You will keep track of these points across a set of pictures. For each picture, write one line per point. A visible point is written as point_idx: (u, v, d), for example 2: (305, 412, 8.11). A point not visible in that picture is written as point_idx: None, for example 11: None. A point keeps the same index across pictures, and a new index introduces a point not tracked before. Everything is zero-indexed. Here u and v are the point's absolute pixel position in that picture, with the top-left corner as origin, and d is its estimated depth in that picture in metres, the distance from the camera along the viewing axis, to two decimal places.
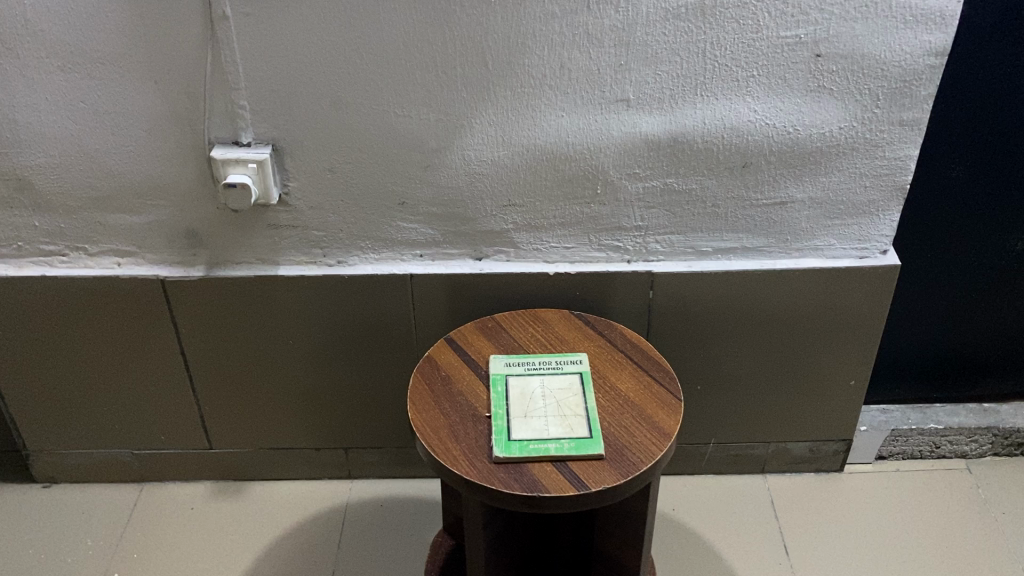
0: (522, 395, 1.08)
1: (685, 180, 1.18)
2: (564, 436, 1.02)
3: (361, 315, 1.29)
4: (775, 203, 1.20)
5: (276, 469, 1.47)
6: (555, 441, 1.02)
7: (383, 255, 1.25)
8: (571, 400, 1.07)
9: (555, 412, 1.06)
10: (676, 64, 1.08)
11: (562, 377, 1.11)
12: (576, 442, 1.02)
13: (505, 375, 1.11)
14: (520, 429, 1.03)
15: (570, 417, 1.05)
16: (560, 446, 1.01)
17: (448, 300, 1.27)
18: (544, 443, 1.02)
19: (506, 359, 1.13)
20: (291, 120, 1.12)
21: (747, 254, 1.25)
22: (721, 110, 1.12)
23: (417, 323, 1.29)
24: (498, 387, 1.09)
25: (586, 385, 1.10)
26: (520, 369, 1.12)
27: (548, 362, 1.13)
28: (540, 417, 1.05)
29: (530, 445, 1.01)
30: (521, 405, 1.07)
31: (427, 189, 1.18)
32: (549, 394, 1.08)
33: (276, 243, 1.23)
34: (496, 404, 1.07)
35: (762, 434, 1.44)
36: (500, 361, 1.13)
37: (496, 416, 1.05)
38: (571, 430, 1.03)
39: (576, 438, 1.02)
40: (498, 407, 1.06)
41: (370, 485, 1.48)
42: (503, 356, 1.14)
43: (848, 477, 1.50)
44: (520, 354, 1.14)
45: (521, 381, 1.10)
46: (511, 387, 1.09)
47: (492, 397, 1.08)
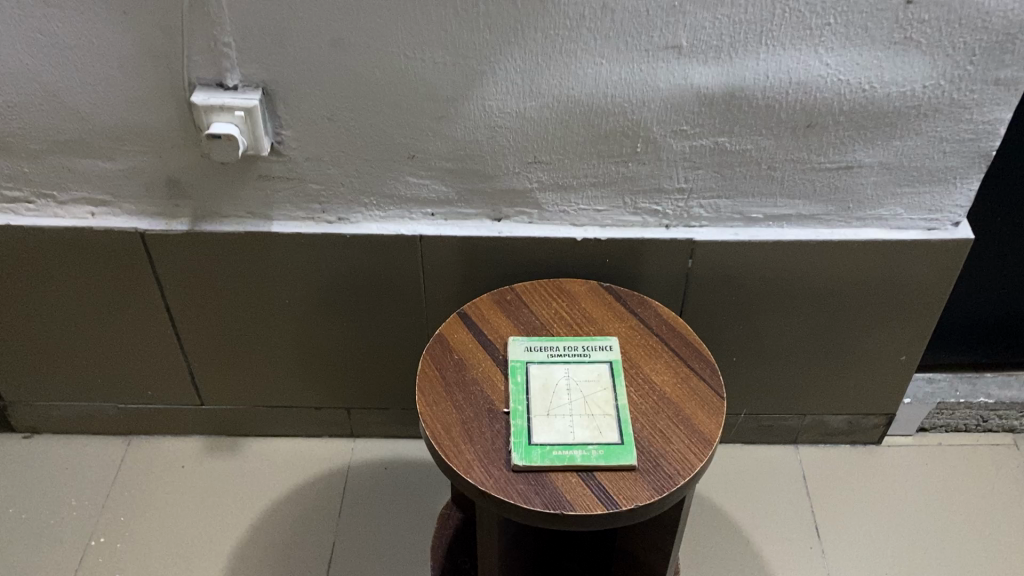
0: (544, 389, 0.96)
1: (739, 139, 1.02)
2: (592, 442, 0.91)
3: (365, 275, 1.16)
4: (840, 166, 1.05)
5: (273, 427, 1.37)
6: (582, 447, 0.91)
7: (390, 214, 1.11)
8: (600, 397, 0.96)
9: (582, 411, 0.94)
10: (739, 8, 0.91)
11: (590, 367, 0.99)
12: (605, 449, 0.90)
13: (526, 362, 0.99)
14: (542, 430, 0.92)
15: (598, 418, 0.93)
16: (587, 454, 0.90)
17: (462, 264, 1.13)
18: (569, 450, 0.90)
19: (527, 342, 1.01)
20: (283, 62, 0.96)
21: (802, 222, 1.11)
22: (787, 61, 0.95)
23: (427, 286, 1.16)
24: (517, 378, 0.97)
25: (617, 378, 0.98)
26: (543, 355, 1.00)
27: (574, 347, 1.01)
28: (565, 417, 0.93)
29: (553, 451, 0.90)
30: (543, 401, 0.95)
31: (442, 143, 1.03)
32: (576, 389, 0.96)
33: (268, 196, 1.09)
34: (515, 399, 0.95)
35: (798, 406, 1.33)
36: (521, 344, 1.01)
37: (515, 414, 0.94)
38: (600, 434, 0.92)
39: (605, 444, 0.91)
40: (517, 402, 0.95)
41: (374, 445, 1.38)
42: (524, 338, 1.01)
43: (887, 451, 1.40)
44: (543, 337, 1.02)
45: (543, 370, 0.98)
46: (532, 378, 0.97)
47: (511, 390, 0.96)
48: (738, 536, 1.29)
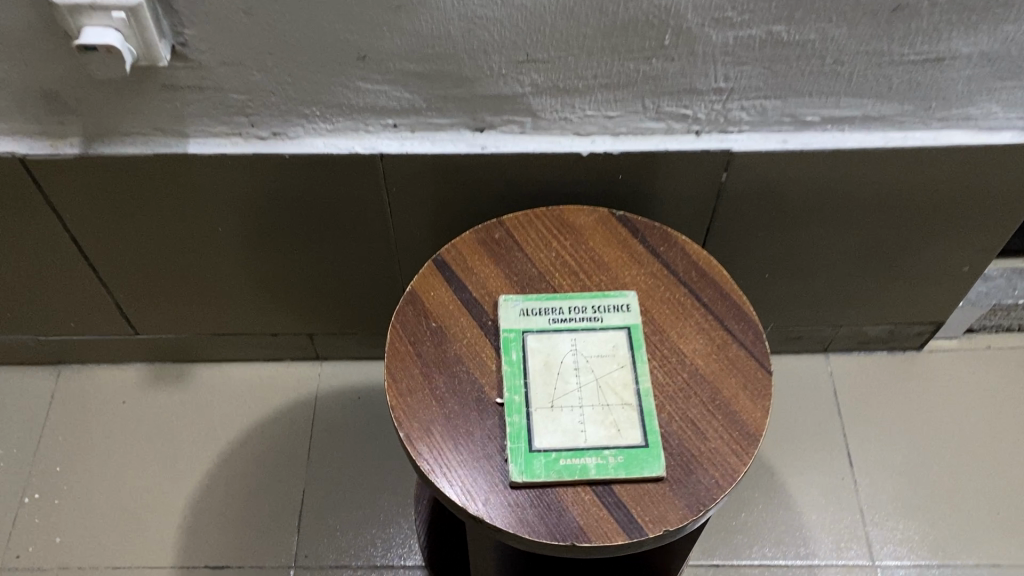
0: (546, 370, 0.76)
1: (800, 28, 0.76)
2: (608, 444, 0.73)
3: (314, 197, 0.92)
4: (927, 58, 0.79)
5: (225, 351, 1.18)
6: (596, 454, 0.72)
7: (340, 126, 0.86)
8: (617, 380, 0.76)
9: (595, 401, 0.75)
10: None
11: (603, 336, 0.78)
12: (625, 455, 0.72)
13: (524, 332, 0.78)
14: (545, 431, 0.73)
15: (615, 411, 0.74)
16: (603, 462, 0.72)
17: (435, 183, 0.90)
18: (581, 458, 0.72)
19: (524, 303, 0.80)
20: None
21: (867, 125, 0.87)
22: None
23: (393, 207, 0.94)
24: (513, 356, 0.77)
25: (637, 351, 0.78)
26: (544, 321, 0.79)
27: (583, 309, 0.80)
28: (574, 411, 0.74)
29: (560, 460, 0.72)
30: (546, 388, 0.75)
31: (402, 42, 0.76)
32: (586, 369, 0.77)
33: (178, 110, 0.83)
34: (511, 386, 0.75)
35: (834, 316, 1.14)
36: (516, 306, 0.79)
37: (512, 407, 0.74)
38: (618, 433, 0.73)
39: (625, 448, 0.72)
40: (514, 390, 0.75)
41: (344, 367, 1.20)
42: (519, 297, 0.80)
43: (928, 357, 1.23)
44: (543, 295, 0.81)
45: (544, 344, 0.78)
46: (530, 355, 0.77)
47: (505, 372, 0.76)
48: (761, 465, 1.15)
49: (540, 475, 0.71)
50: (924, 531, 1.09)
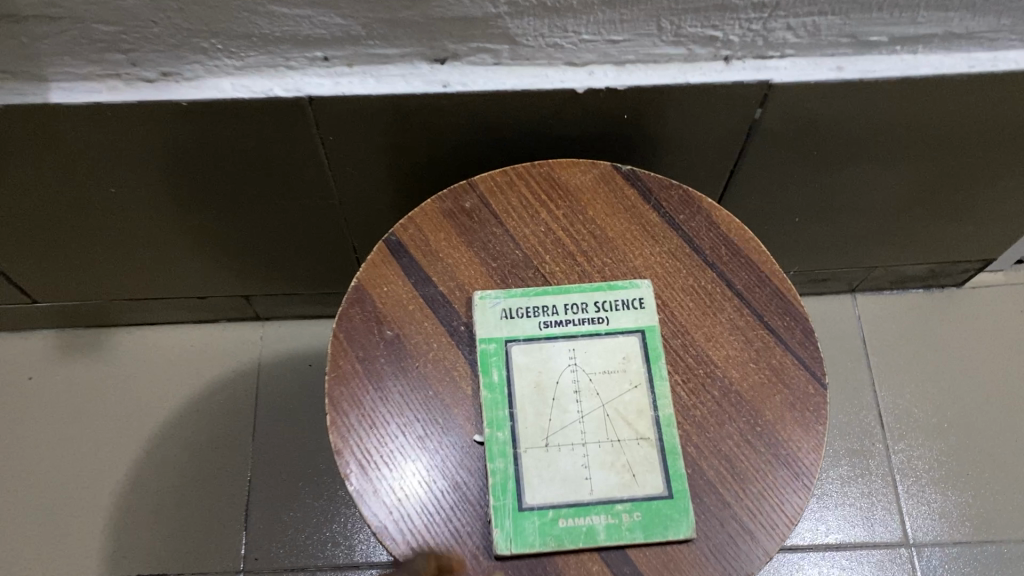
0: (538, 395, 0.59)
1: None
2: (621, 497, 0.56)
3: (230, 149, 0.71)
4: None
5: (148, 315, 0.99)
6: (605, 511, 0.56)
7: (252, 61, 0.64)
8: (630, 406, 0.59)
9: (602, 437, 0.58)
10: None
11: (609, 347, 0.61)
12: (644, 512, 0.56)
13: (507, 343, 0.60)
14: (538, 481, 0.56)
15: (629, 450, 0.58)
16: (615, 523, 0.55)
17: (385, 130, 0.70)
18: (586, 517, 0.56)
19: (506, 302, 0.62)
20: None
21: (948, 44, 0.66)
22: None
23: (333, 158, 0.73)
24: (494, 378, 0.59)
25: (655, 365, 0.60)
26: (532, 327, 0.61)
27: (582, 308, 0.62)
28: (575, 451, 0.57)
29: (560, 521, 0.55)
30: (538, 420, 0.58)
31: None
32: (589, 392, 0.59)
33: (27, 47, 0.61)
34: (493, 419, 0.58)
35: (868, 256, 0.97)
36: (496, 307, 0.61)
37: (494, 449, 0.57)
38: (633, 481, 0.57)
39: (643, 502, 0.56)
40: (496, 425, 0.58)
41: (293, 328, 1.02)
42: (499, 293, 0.62)
43: (969, 294, 1.07)
44: (530, 289, 0.62)
45: (534, 359, 0.60)
46: (517, 375, 0.60)
47: (484, 399, 0.59)
48: None
49: (534, 543, 0.55)
50: (965, 502, 0.96)
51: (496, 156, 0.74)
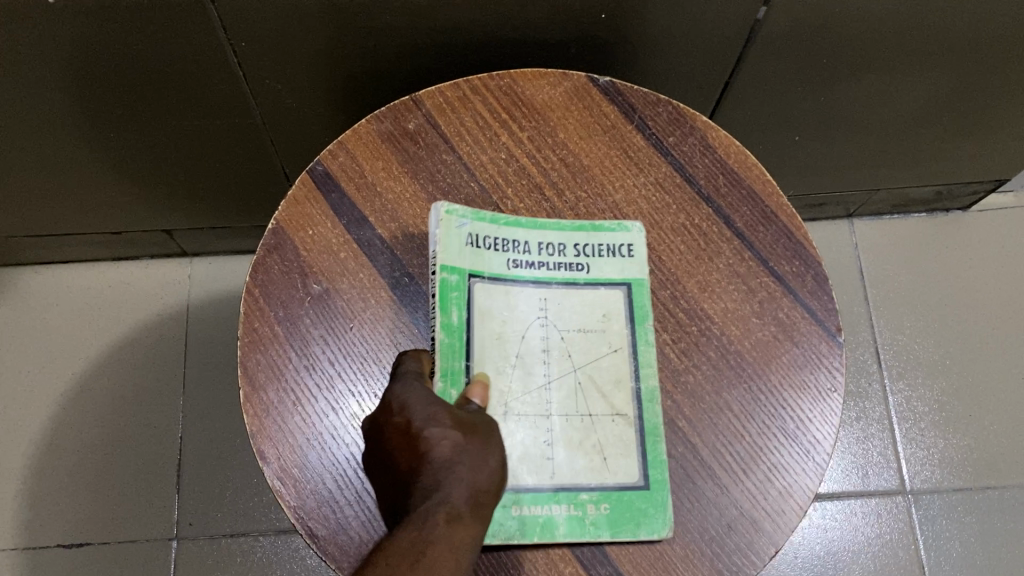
0: (501, 351, 0.48)
1: None
2: (587, 484, 0.47)
3: (120, 58, 0.58)
4: None
5: (57, 252, 0.87)
6: (567, 500, 0.46)
7: None
8: (607, 374, 0.49)
9: (571, 410, 0.48)
10: None
11: (587, 300, 0.50)
12: (613, 505, 0.46)
13: (470, 279, 0.49)
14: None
15: (601, 427, 0.48)
16: (579, 516, 0.46)
17: (308, 33, 0.57)
18: (545, 506, 0.46)
19: (474, 229, 0.50)
20: None
21: None
22: None
23: (249, 67, 0.60)
24: (450, 316, 0.48)
25: (639, 328, 0.50)
26: (501, 263, 0.50)
27: (559, 251, 0.51)
28: (538, 424, 0.47)
29: (513, 509, 0.46)
30: (497, 381, 0.48)
31: None
32: (560, 353, 0.49)
33: None
34: (448, 370, 0.47)
35: (873, 177, 0.87)
36: (462, 232, 0.50)
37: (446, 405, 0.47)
38: (603, 466, 0.47)
39: (612, 492, 0.47)
40: (451, 378, 0.47)
41: (226, 263, 0.91)
42: (467, 213, 0.50)
43: (977, 217, 0.97)
44: (500, 216, 0.51)
45: (501, 304, 0.49)
46: (479, 320, 0.49)
47: (441, 345, 0.48)
48: None
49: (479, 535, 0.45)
50: (966, 446, 0.88)
51: (447, 64, 0.62)
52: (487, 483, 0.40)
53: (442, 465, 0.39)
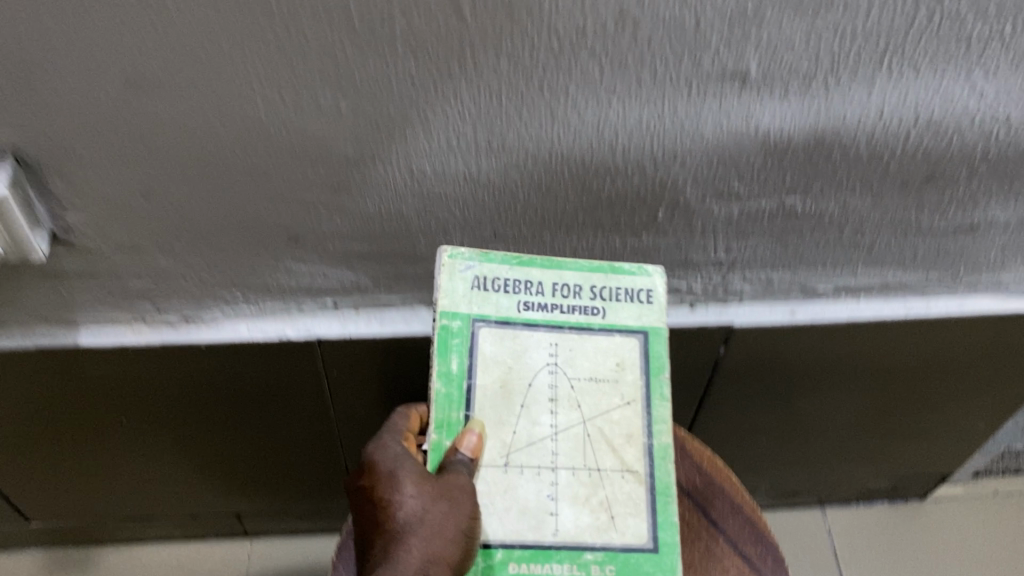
0: (504, 397, 0.60)
1: (818, 199, 0.64)
2: (593, 543, 0.58)
3: (239, 383, 0.77)
4: (960, 228, 0.68)
5: (138, 533, 1.01)
6: (570, 559, 0.58)
7: (267, 307, 0.71)
8: (617, 427, 0.61)
9: (578, 464, 0.59)
10: (856, 12, 0.51)
11: (600, 347, 0.62)
12: (617, 565, 0.58)
13: (475, 322, 0.60)
14: (500, 508, 0.58)
15: (608, 483, 0.59)
16: (583, 574, 0.58)
17: (384, 366, 0.76)
18: (546, 563, 0.57)
19: (481, 270, 0.61)
20: (44, 123, 0.53)
21: (887, 293, 0.75)
22: (917, 92, 0.57)
23: (334, 389, 0.79)
24: (452, 349, 0.60)
25: (655, 380, 0.62)
26: (508, 306, 0.61)
27: (574, 292, 0.62)
28: (544, 478, 0.59)
29: (511, 564, 0.57)
30: (503, 431, 0.59)
31: (347, 221, 0.63)
32: (566, 403, 0.60)
33: (66, 299, 0.68)
34: (445, 421, 0.58)
35: (834, 472, 1.02)
36: (467, 274, 0.60)
37: (439, 457, 0.58)
38: (611, 524, 0.59)
39: (617, 552, 0.58)
40: (447, 429, 0.58)
41: (280, 543, 1.05)
42: (474, 255, 0.61)
43: (933, 509, 1.12)
44: (511, 257, 0.61)
45: (507, 348, 0.61)
46: (481, 368, 0.60)
47: (440, 395, 0.59)
48: None
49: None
50: None
51: None
52: (457, 524, 0.52)
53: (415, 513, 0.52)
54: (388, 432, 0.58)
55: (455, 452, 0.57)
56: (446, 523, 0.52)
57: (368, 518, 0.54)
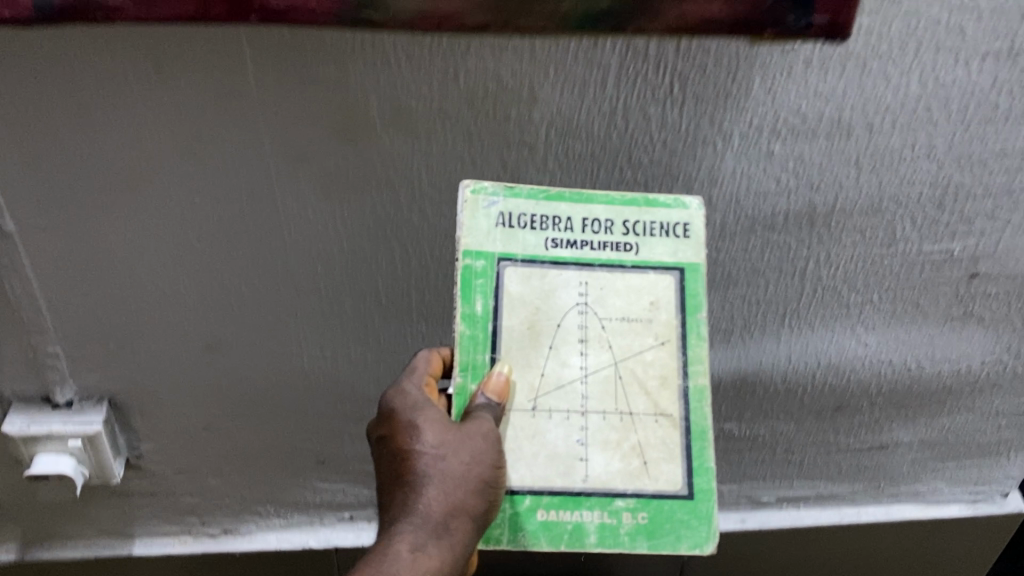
0: (532, 338, 0.56)
1: (751, 424, 0.79)
2: (624, 491, 0.55)
3: None
4: (873, 447, 0.82)
5: None
6: (600, 508, 0.55)
7: (294, 520, 0.84)
8: (651, 367, 0.56)
9: (610, 408, 0.55)
10: (757, 286, 0.68)
11: (634, 284, 0.57)
12: (650, 513, 0.55)
13: (500, 262, 0.56)
14: (525, 456, 0.54)
15: (642, 426, 0.55)
16: (612, 524, 0.55)
17: None
18: (574, 512, 0.55)
19: (506, 207, 0.56)
20: (138, 373, 0.69)
21: (824, 502, 0.88)
22: (817, 343, 0.73)
23: None
24: (476, 283, 0.55)
25: (691, 319, 0.57)
26: (536, 243, 0.56)
27: (605, 228, 0.57)
28: (573, 421, 0.55)
29: (539, 514, 0.54)
30: (531, 379, 0.55)
31: (368, 445, 0.77)
32: (597, 342, 0.56)
33: (127, 514, 0.80)
34: (470, 363, 0.55)
35: None
36: (492, 209, 0.56)
37: (464, 402, 0.55)
38: (644, 471, 0.55)
39: (650, 499, 0.55)
40: (472, 371, 0.55)
41: None
42: (500, 189, 0.56)
43: None
44: (539, 192, 0.57)
45: (534, 287, 0.56)
46: (507, 308, 0.56)
47: (465, 337, 0.55)
48: None
49: (503, 538, 0.54)
50: None
51: None
52: (478, 472, 0.52)
53: (433, 456, 0.52)
54: (410, 376, 0.57)
55: (479, 396, 0.54)
56: (467, 472, 0.51)
57: (389, 461, 0.54)
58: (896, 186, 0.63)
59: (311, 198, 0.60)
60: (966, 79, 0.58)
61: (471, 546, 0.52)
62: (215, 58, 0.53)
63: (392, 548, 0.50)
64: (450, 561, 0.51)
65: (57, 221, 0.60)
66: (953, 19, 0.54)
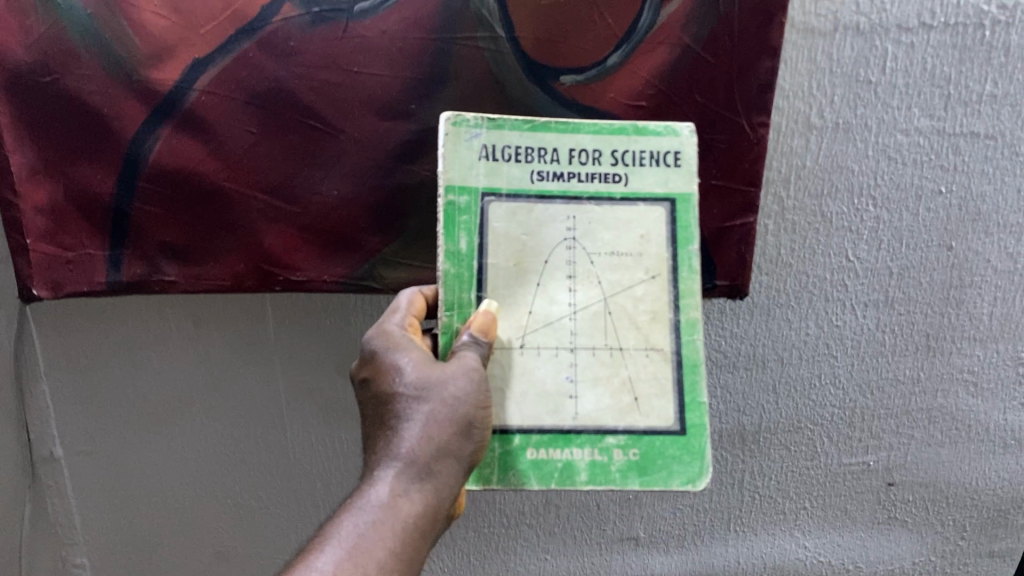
0: (518, 273, 0.50)
1: None
2: (615, 427, 0.50)
3: None
4: None
5: None
6: (591, 444, 0.50)
7: None
8: (642, 303, 0.51)
9: (599, 342, 0.50)
10: (702, 496, 0.78)
11: (626, 216, 0.51)
12: (642, 450, 0.50)
13: (484, 198, 0.50)
14: (513, 396, 0.50)
15: (633, 361, 0.50)
16: (603, 462, 0.50)
17: None
18: (564, 449, 0.50)
19: (489, 139, 0.50)
20: None
21: None
22: (761, 546, 0.80)
23: None
24: (458, 218, 0.50)
25: (682, 252, 0.51)
26: (521, 177, 0.51)
27: (594, 159, 0.51)
28: (561, 357, 0.50)
29: (529, 452, 0.50)
30: (517, 314, 0.50)
31: None
32: (586, 277, 0.50)
33: None
34: (456, 303, 0.50)
35: None
36: (475, 143, 0.50)
37: (450, 342, 0.49)
38: (634, 406, 0.50)
39: (642, 435, 0.50)
40: (459, 310, 0.50)
41: None
42: (482, 122, 0.50)
43: None
44: (523, 121, 0.51)
45: (520, 223, 0.50)
46: (492, 245, 0.50)
47: (448, 274, 0.50)
48: None
49: (493, 477, 0.49)
50: None
51: None
52: (460, 414, 0.45)
53: (412, 397, 0.45)
54: (390, 316, 0.50)
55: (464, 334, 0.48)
56: (450, 410, 0.45)
57: (371, 403, 0.47)
58: (811, 408, 0.73)
59: (315, 423, 0.71)
60: (854, 321, 0.70)
61: (457, 489, 0.45)
62: (247, 310, 0.67)
63: (373, 493, 0.43)
64: (434, 505, 0.44)
65: (101, 446, 0.71)
66: (836, 276, 0.68)
